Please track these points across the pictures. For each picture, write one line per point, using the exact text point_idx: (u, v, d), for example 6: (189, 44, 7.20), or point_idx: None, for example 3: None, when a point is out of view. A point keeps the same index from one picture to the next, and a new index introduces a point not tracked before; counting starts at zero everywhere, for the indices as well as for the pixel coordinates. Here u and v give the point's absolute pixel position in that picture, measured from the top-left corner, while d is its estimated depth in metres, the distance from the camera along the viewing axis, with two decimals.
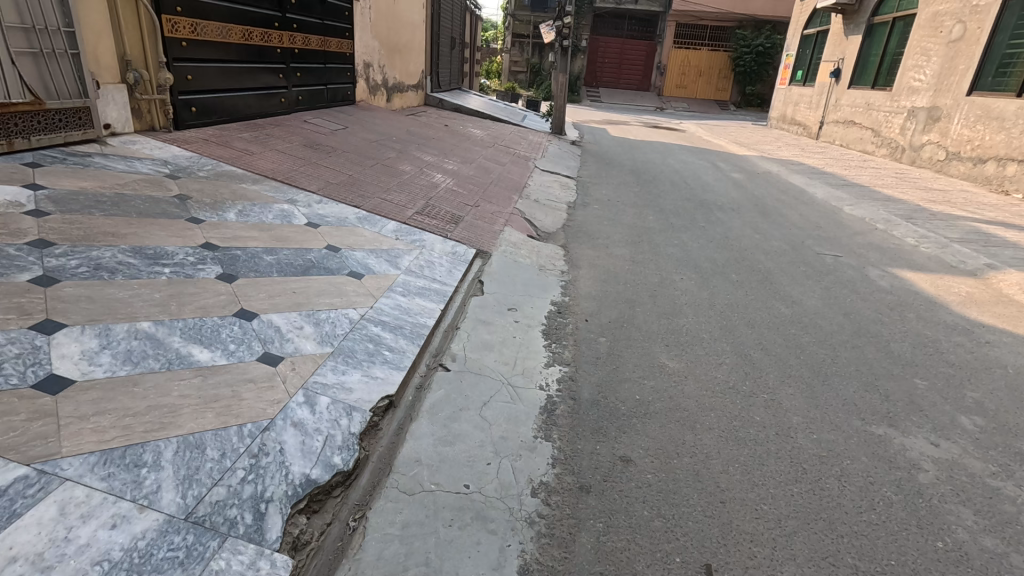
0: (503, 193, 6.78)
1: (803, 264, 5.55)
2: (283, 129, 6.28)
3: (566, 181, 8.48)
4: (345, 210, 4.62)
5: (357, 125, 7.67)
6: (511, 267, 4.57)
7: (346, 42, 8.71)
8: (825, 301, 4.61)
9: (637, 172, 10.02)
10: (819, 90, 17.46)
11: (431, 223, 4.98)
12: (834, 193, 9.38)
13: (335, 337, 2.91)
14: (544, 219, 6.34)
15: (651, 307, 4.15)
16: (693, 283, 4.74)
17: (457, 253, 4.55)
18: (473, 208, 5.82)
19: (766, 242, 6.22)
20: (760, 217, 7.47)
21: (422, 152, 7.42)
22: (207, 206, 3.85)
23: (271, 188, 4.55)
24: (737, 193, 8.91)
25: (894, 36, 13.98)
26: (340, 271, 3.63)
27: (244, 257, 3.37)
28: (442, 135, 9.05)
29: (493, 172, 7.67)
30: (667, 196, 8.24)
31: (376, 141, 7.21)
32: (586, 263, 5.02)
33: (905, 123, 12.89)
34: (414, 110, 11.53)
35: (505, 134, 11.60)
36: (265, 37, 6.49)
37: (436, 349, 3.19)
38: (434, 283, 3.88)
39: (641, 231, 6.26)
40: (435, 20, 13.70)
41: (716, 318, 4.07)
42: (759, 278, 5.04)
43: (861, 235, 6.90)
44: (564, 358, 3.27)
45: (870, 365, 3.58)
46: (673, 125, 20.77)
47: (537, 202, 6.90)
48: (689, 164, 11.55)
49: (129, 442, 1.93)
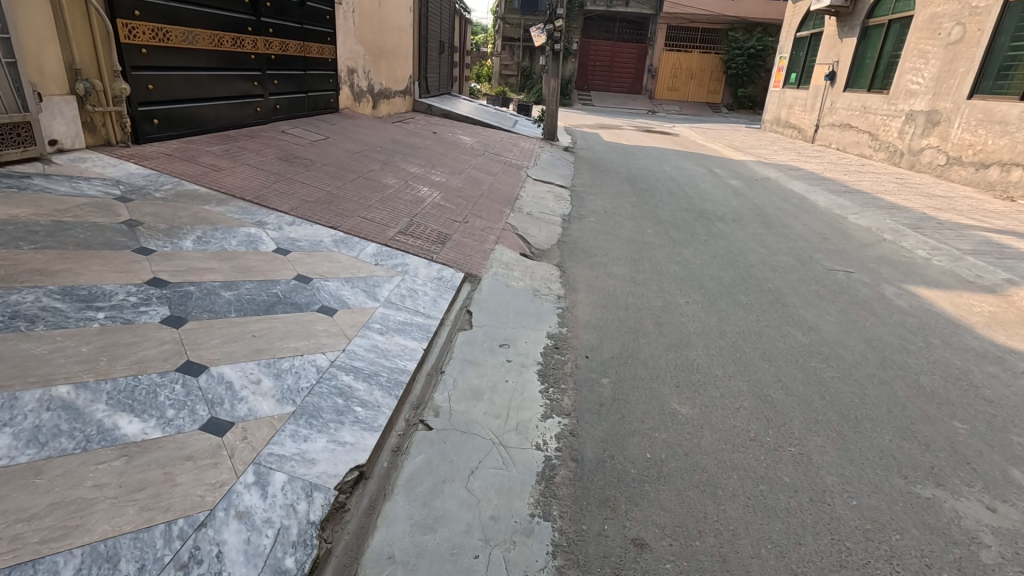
0: (493, 207, 6.39)
1: (814, 283, 5.19)
2: (257, 140, 5.87)
3: (560, 191, 8.10)
4: (320, 232, 4.22)
5: (338, 135, 7.25)
6: (503, 293, 4.18)
7: (328, 47, 8.30)
8: (843, 327, 4.24)
9: (633, 180, 9.67)
10: (813, 92, 17.22)
11: (416, 244, 4.58)
12: (836, 201, 9.07)
13: (297, 393, 2.51)
14: (538, 234, 5.96)
15: (657, 337, 3.77)
16: (700, 308, 4.37)
17: (443, 278, 4.16)
18: (462, 225, 5.43)
19: (772, 257, 5.86)
20: (764, 228, 7.11)
21: (408, 164, 7.02)
22: (160, 233, 3.43)
23: (237, 209, 4.14)
24: (737, 202, 8.58)
25: (891, 37, 13.73)
26: (309, 306, 3.22)
27: (197, 294, 2.95)
28: (429, 144, 8.65)
29: (482, 183, 7.27)
30: (666, 206, 7.88)
31: (359, 152, 6.80)
32: (584, 285, 4.65)
33: (903, 127, 12.63)
34: (401, 117, 11.13)
35: (495, 140, 11.24)
36: (237, 42, 6.07)
37: (417, 400, 2.80)
38: (416, 317, 3.48)
39: (640, 247, 5.89)
40: (423, 23, 13.30)
41: (729, 350, 3.69)
42: (769, 300, 4.67)
43: (870, 248, 6.56)
44: (563, 406, 2.88)
45: (903, 404, 3.21)
46: (666, 129, 20.49)
47: (530, 216, 6.51)
48: (685, 170, 11.23)
49: (16, 562, 1.53)
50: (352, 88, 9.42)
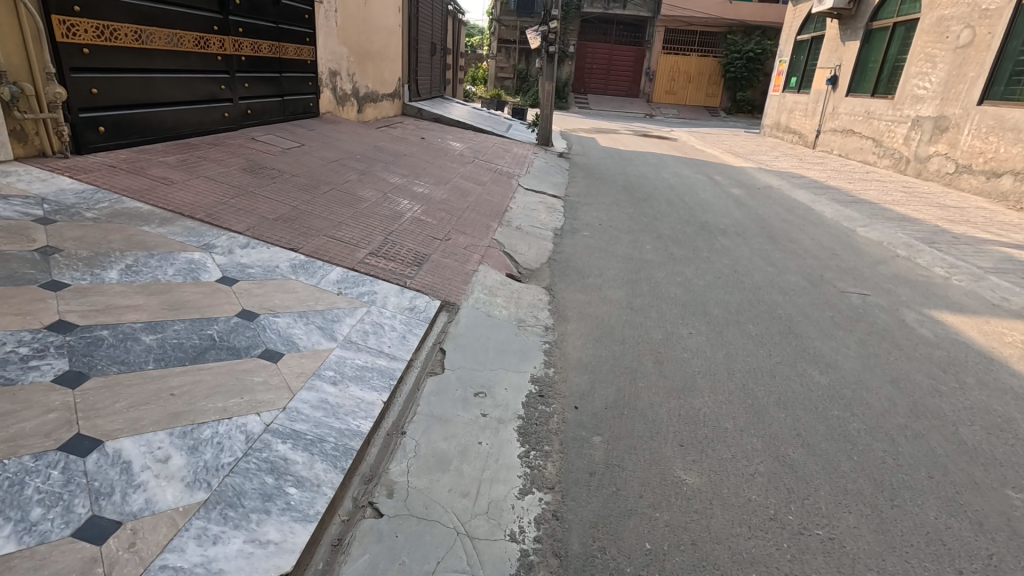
0: (480, 221, 5.92)
1: (828, 308, 4.73)
2: (221, 149, 5.39)
3: (553, 202, 7.65)
4: (277, 256, 3.75)
5: (315, 142, 6.78)
6: (484, 324, 3.71)
7: (307, 48, 7.84)
8: (866, 363, 3.78)
9: (630, 189, 9.22)
10: (815, 97, 16.83)
11: (388, 267, 4.12)
12: (843, 212, 8.63)
13: (216, 472, 2.03)
14: (527, 252, 5.50)
15: (657, 380, 3.30)
16: (703, 340, 3.90)
17: (415, 308, 3.68)
18: (443, 243, 4.96)
19: (780, 277, 5.40)
20: (769, 242, 6.67)
21: (389, 173, 6.55)
22: (80, 262, 2.96)
23: (181, 230, 3.66)
24: (740, 213, 8.14)
25: (896, 41, 13.33)
26: (249, 350, 2.75)
27: (110, 340, 2.48)
28: (416, 151, 8.19)
29: (469, 194, 6.81)
30: (665, 218, 7.44)
31: (336, 161, 6.33)
32: (575, 313, 4.18)
33: (909, 133, 12.23)
34: (389, 122, 10.68)
35: (487, 146, 10.78)
36: (201, 43, 5.61)
37: (369, 472, 2.33)
38: (379, 360, 3.01)
39: (638, 265, 5.43)
40: (413, 24, 12.86)
41: (738, 395, 3.23)
42: (781, 329, 4.22)
43: (883, 266, 6.12)
44: (546, 477, 2.42)
45: (945, 466, 2.74)
46: (664, 133, 20.06)
47: (519, 231, 6.05)
48: (684, 177, 10.80)
49: None
50: (334, 92, 8.95)
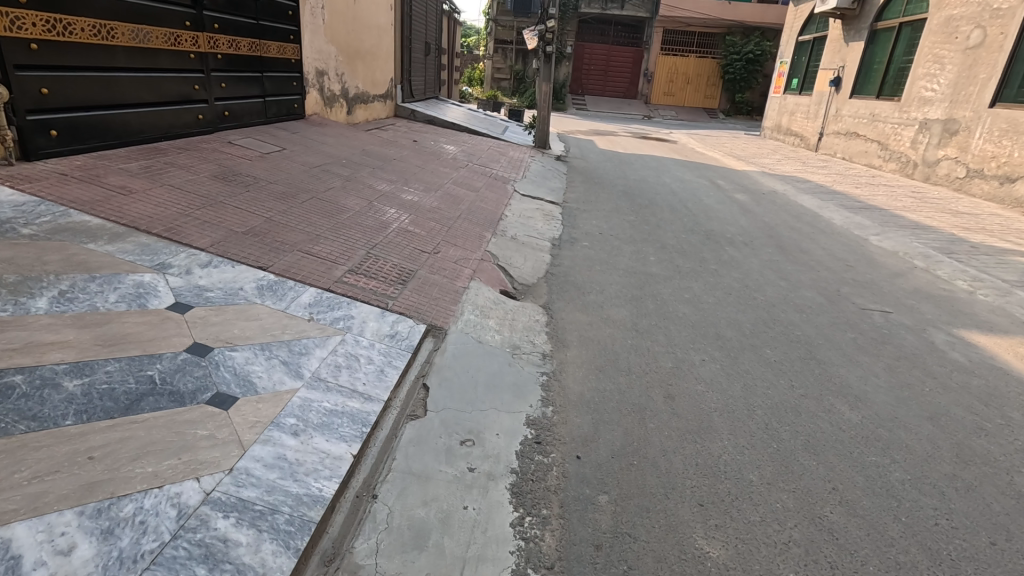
0: (472, 231, 5.53)
1: (850, 329, 4.35)
2: (192, 154, 4.99)
3: (550, 209, 7.27)
4: (243, 276, 3.35)
5: (297, 146, 6.38)
6: (474, 352, 3.32)
7: (291, 46, 7.43)
8: (899, 396, 3.39)
9: (630, 194, 8.84)
10: (817, 99, 16.51)
11: (368, 286, 3.72)
12: (853, 219, 8.28)
13: (133, 564, 1.64)
14: (523, 266, 5.11)
15: (668, 421, 2.91)
16: (718, 369, 3.52)
17: (396, 334, 3.28)
18: (431, 257, 4.57)
19: (795, 294, 5.02)
20: (780, 253, 6.30)
21: (376, 180, 6.15)
22: (4, 290, 2.58)
23: (133, 247, 3.27)
24: (746, 220, 7.77)
25: (903, 41, 13.00)
26: (196, 395, 2.35)
27: (24, 389, 2.09)
28: (406, 156, 7.80)
29: (462, 201, 6.41)
30: (668, 226, 7.07)
31: (319, 167, 5.92)
32: (576, 337, 3.79)
33: (916, 136, 11.91)
34: (380, 124, 10.29)
35: (482, 150, 10.39)
36: (172, 39, 5.21)
37: (331, 551, 1.94)
38: (351, 401, 2.61)
39: (642, 280, 5.05)
40: (407, 22, 12.48)
41: (762, 438, 2.83)
42: (801, 355, 3.84)
43: (902, 279, 5.76)
44: (544, 552, 2.03)
45: (1007, 529, 2.35)
46: (663, 136, 19.72)
47: (515, 241, 5.66)
48: (685, 182, 10.44)
49: None
50: (322, 93, 8.54)
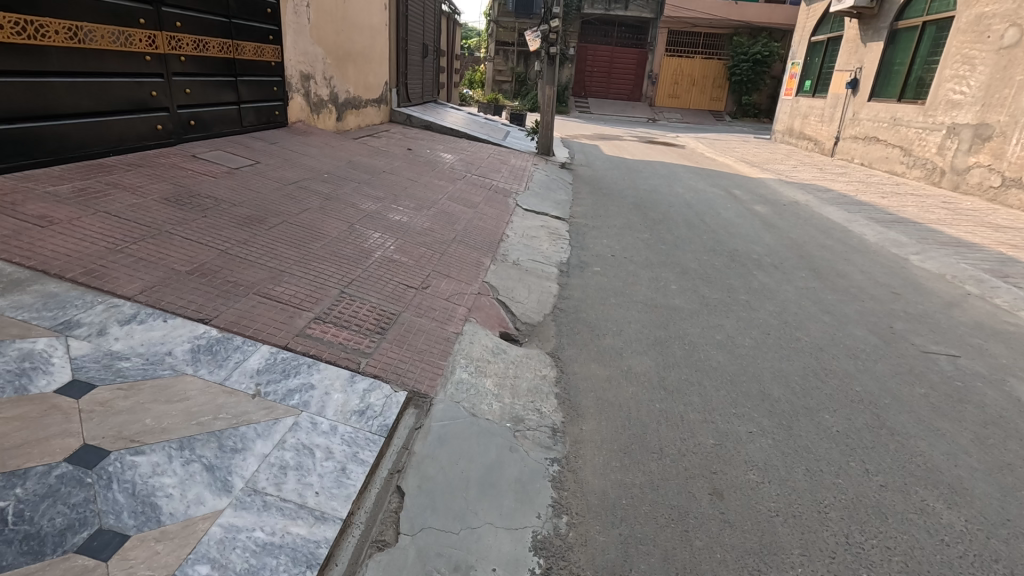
0: (469, 257, 4.84)
1: (917, 382, 3.64)
2: (143, 172, 4.32)
3: (556, 226, 6.59)
4: (175, 334, 2.67)
5: (273, 160, 5.71)
6: (466, 433, 2.62)
7: (270, 48, 6.77)
8: (1004, 484, 2.69)
9: (642, 207, 8.14)
10: (832, 102, 15.78)
11: (337, 339, 3.04)
12: (886, 234, 7.56)
13: None
14: (528, 300, 4.42)
15: (720, 536, 2.22)
16: (771, 448, 2.81)
17: (367, 410, 2.60)
18: (419, 294, 3.90)
19: (843, 333, 4.31)
20: (815, 278, 5.60)
21: (362, 197, 5.47)
22: None
23: (34, 300, 2.60)
24: (770, 237, 7.08)
25: (927, 42, 12.29)
26: (65, 538, 1.66)
27: None
28: (399, 167, 7.12)
29: (458, 220, 5.73)
30: (687, 246, 6.37)
31: (295, 184, 5.24)
32: (592, 402, 3.09)
33: (943, 142, 11.21)
34: (372, 131, 9.63)
35: (482, 158, 9.72)
36: (123, 39, 4.54)
37: None
38: (294, 528, 1.91)
39: (665, 316, 4.37)
40: (402, 23, 11.83)
41: (846, 564, 2.14)
42: (869, 422, 3.13)
43: (958, 309, 5.05)
44: None
45: None
46: (669, 140, 19.02)
47: (518, 268, 4.98)
48: (699, 192, 9.74)
49: None
50: (307, 98, 7.88)
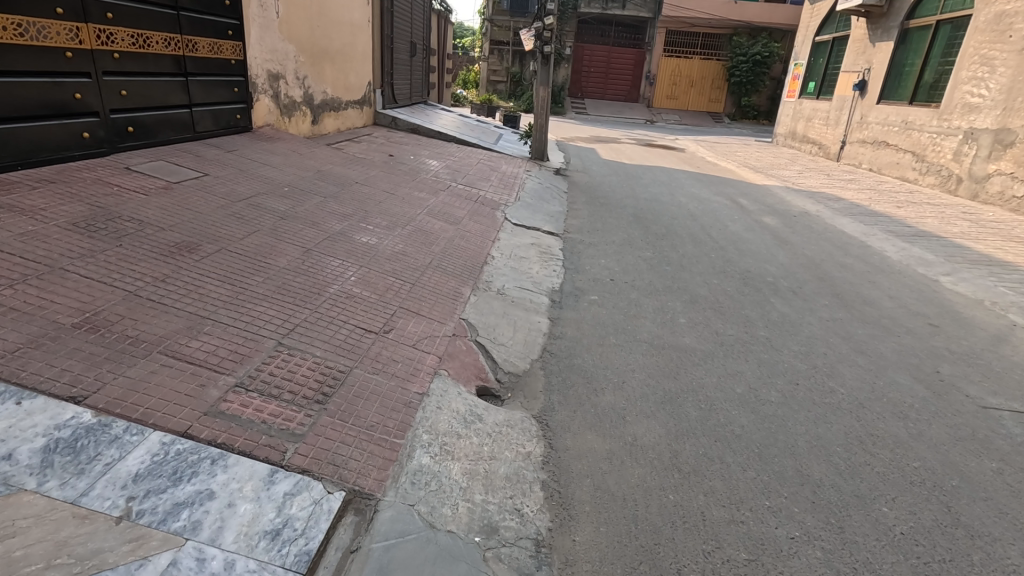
0: (444, 288, 4.16)
1: (986, 453, 2.98)
2: (52, 191, 3.64)
3: (547, 244, 5.93)
4: (29, 423, 1.99)
5: (226, 172, 5.02)
6: (419, 561, 1.95)
7: (229, 44, 6.07)
8: None
9: (642, 219, 7.48)
10: (838, 104, 15.16)
11: (259, 417, 2.36)
12: (910, 251, 6.92)
13: None
14: (512, 341, 3.75)
15: None
16: (822, 567, 2.14)
17: (284, 530, 1.91)
18: (378, 340, 3.22)
19: (884, 383, 3.64)
20: (841, 307, 4.95)
21: (325, 215, 4.79)
22: None
23: None
24: (783, 255, 6.43)
25: (941, 41, 11.69)
26: None
27: None
28: (375, 178, 6.43)
29: (435, 240, 5.05)
30: (693, 266, 5.71)
31: (247, 200, 4.55)
32: (588, 495, 2.42)
33: (960, 147, 10.62)
34: (352, 135, 8.95)
35: (471, 165, 9.04)
36: (34, 30, 3.86)
37: None
38: None
39: (674, 360, 3.71)
40: (388, 19, 11.15)
41: None
42: (940, 519, 2.45)
43: (1008, 346, 4.40)
44: None
45: None
46: (669, 142, 18.41)
47: (502, 299, 4.31)
48: (702, 201, 9.09)
49: None
50: (276, 100, 7.19)
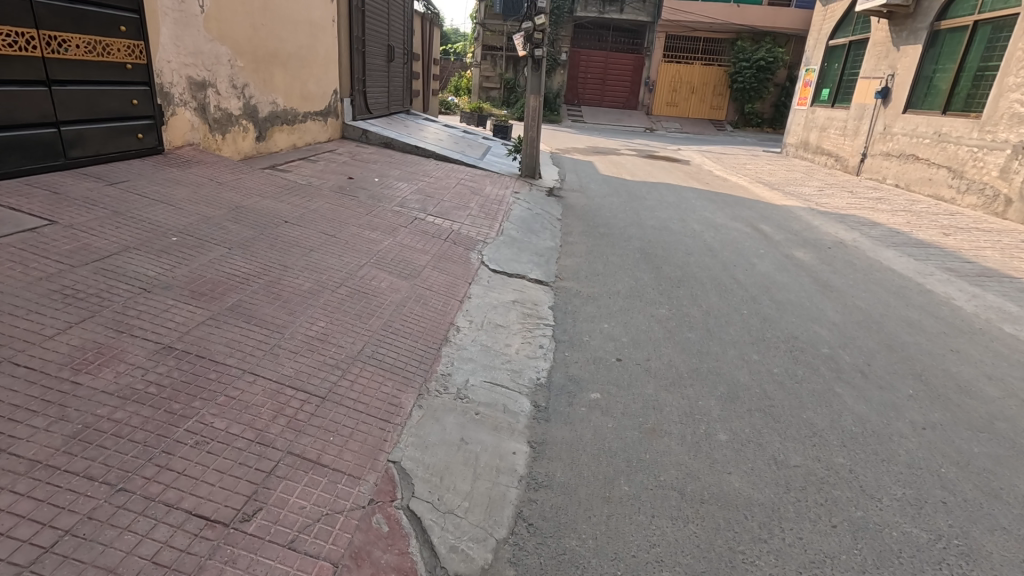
0: (371, 400, 2.79)
1: None
2: None
3: (534, 300, 4.58)
4: None
5: (90, 216, 3.67)
6: None
7: (123, 43, 4.75)
8: None
9: (651, 257, 6.14)
10: (856, 113, 13.88)
11: None
12: (983, 298, 5.59)
13: None
14: (468, 502, 2.39)
15: None
16: None
17: None
18: (221, 547, 1.84)
19: None
20: (935, 401, 3.58)
21: (220, 278, 3.43)
22: None
23: None
24: (832, 308, 5.09)
25: (980, 44, 10.43)
26: None
27: None
28: (316, 212, 5.09)
29: (377, 308, 3.69)
30: (725, 331, 4.36)
31: (99, 261, 3.20)
32: None
33: (1008, 162, 9.32)
34: (307, 153, 7.61)
35: (448, 187, 7.71)
36: None
37: None
38: None
39: (721, 534, 2.35)
40: (358, 19, 9.82)
41: None
42: None
43: None
44: None
45: None
46: (672, 153, 17.14)
47: (462, 410, 2.95)
48: (719, 228, 7.77)
49: None
50: (205, 113, 5.83)
